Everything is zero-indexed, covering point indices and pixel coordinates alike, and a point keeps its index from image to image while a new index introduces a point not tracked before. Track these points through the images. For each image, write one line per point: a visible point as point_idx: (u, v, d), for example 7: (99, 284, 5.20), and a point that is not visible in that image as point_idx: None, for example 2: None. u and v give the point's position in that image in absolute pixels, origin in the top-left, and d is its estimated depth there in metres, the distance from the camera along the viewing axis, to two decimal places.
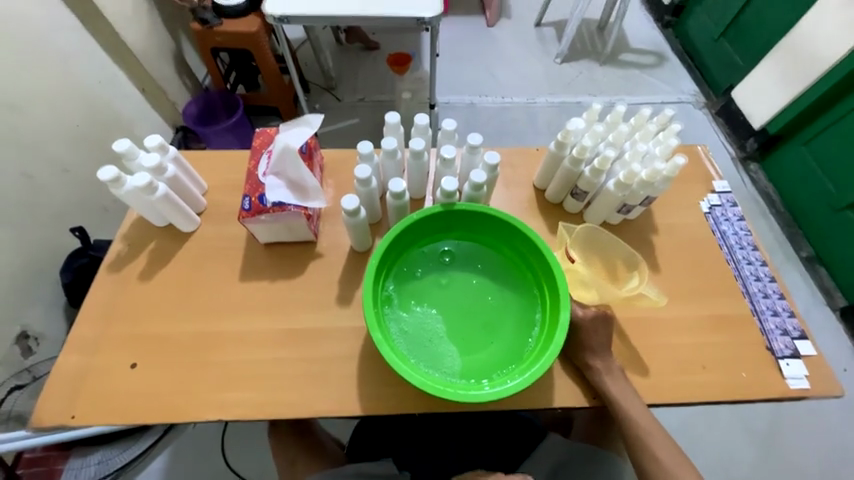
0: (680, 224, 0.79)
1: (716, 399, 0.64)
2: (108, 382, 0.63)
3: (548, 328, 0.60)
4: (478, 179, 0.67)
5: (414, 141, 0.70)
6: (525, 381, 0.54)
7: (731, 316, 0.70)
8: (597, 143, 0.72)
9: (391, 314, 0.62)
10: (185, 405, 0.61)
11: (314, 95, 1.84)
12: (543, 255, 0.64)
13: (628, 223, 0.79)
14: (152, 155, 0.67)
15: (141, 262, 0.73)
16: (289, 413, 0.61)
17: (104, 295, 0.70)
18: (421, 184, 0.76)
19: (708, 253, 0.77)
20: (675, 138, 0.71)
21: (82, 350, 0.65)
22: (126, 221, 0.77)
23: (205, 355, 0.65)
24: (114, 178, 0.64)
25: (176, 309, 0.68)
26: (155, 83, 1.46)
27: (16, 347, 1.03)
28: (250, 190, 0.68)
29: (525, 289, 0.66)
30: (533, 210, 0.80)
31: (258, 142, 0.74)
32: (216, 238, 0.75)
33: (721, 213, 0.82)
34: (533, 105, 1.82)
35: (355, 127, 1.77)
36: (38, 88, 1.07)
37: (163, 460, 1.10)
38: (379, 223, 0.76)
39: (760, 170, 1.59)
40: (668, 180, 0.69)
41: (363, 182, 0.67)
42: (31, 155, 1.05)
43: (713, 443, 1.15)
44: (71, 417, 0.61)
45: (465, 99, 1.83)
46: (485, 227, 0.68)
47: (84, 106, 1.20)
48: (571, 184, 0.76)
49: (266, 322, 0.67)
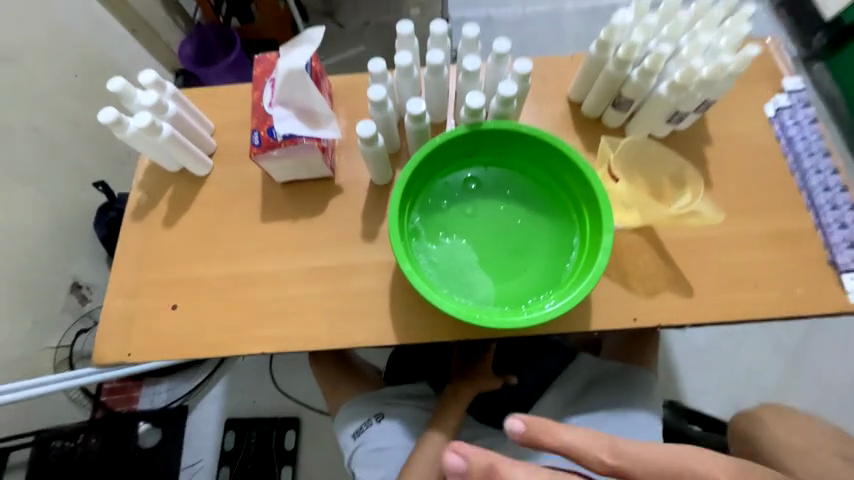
0: (739, 132, 0.69)
1: (765, 317, 0.61)
2: (153, 323, 0.66)
3: (589, 251, 0.57)
4: (507, 93, 0.59)
5: (432, 53, 0.61)
6: (566, 305, 0.53)
7: (791, 232, 0.64)
8: (648, 38, 0.61)
9: (419, 247, 0.60)
10: (228, 341, 0.64)
11: (313, 22, 1.67)
12: (582, 175, 0.58)
13: (678, 135, 0.69)
14: (150, 93, 0.63)
15: (162, 209, 0.72)
16: (326, 345, 0.63)
17: (133, 243, 0.70)
18: (442, 105, 0.68)
19: (770, 162, 0.68)
20: (746, 23, 0.59)
21: (124, 296, 0.67)
22: (140, 168, 0.74)
23: (240, 295, 0.66)
24: (115, 120, 0.60)
25: (205, 253, 0.69)
26: (145, 23, 1.33)
27: (72, 297, 1.11)
28: (257, 123, 0.63)
29: (560, 212, 0.61)
30: (567, 127, 0.71)
31: (259, 70, 0.67)
32: (231, 180, 0.72)
33: (790, 116, 0.70)
34: (560, 13, 1.59)
35: (362, 55, 1.61)
36: (24, 34, 0.99)
37: (221, 389, 1.21)
38: (399, 153, 0.70)
39: (824, 71, 1.37)
40: (733, 78, 0.59)
41: (378, 105, 0.61)
42: (38, 111, 1.02)
43: (744, 361, 1.15)
44: (128, 355, 0.65)
45: (481, 12, 1.60)
46: (515, 147, 0.62)
47: (75, 50, 1.12)
48: (613, 93, 0.66)
49: (293, 261, 0.67)
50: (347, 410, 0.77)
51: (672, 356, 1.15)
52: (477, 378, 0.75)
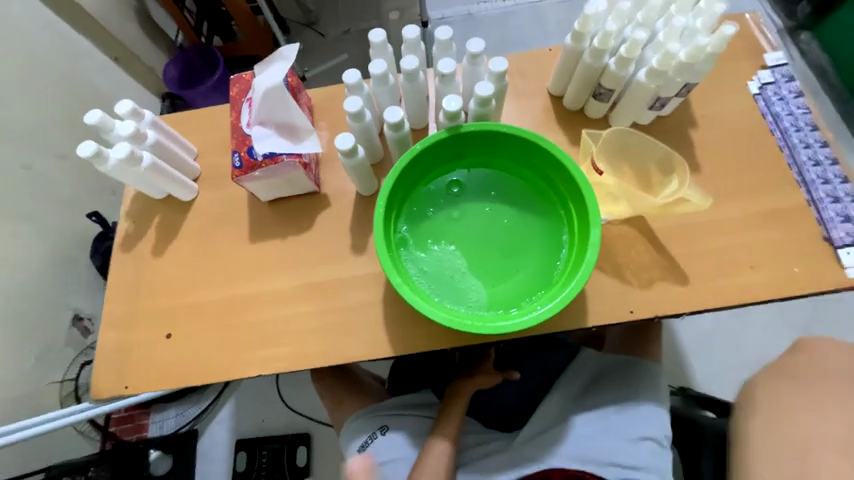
0: (724, 113, 0.69)
1: (764, 298, 0.60)
2: (150, 353, 0.65)
3: (579, 247, 0.56)
4: (484, 93, 0.58)
5: (405, 59, 0.60)
6: (558, 304, 0.52)
7: (784, 210, 0.63)
8: (623, 26, 0.60)
9: (408, 256, 0.59)
10: (226, 365, 0.64)
11: (294, 34, 1.67)
12: (566, 171, 0.57)
13: (662, 121, 0.69)
14: (128, 122, 0.62)
15: (151, 237, 0.72)
16: (323, 363, 0.62)
17: (125, 274, 0.70)
18: (421, 110, 0.67)
19: (758, 142, 0.67)
20: (719, 2, 0.58)
21: (118, 328, 0.67)
22: (126, 198, 0.74)
23: (234, 319, 0.66)
24: (95, 153, 0.59)
25: (196, 279, 0.68)
26: (128, 50, 1.34)
27: (75, 330, 1.11)
28: (237, 144, 0.63)
29: (548, 209, 0.61)
30: (549, 122, 0.71)
31: (235, 90, 0.67)
32: (217, 203, 0.72)
33: (774, 91, 0.69)
34: (540, 5, 1.58)
35: (344, 64, 1.61)
36: (8, 73, 1.00)
37: (231, 409, 1.21)
38: (382, 162, 0.70)
39: (812, 39, 1.36)
40: (712, 59, 0.58)
41: (356, 117, 0.60)
42: (27, 148, 1.02)
43: (751, 340, 1.13)
44: (126, 387, 0.65)
45: (461, 11, 1.60)
46: (497, 148, 0.61)
47: (60, 84, 1.12)
48: (592, 84, 0.65)
49: (285, 280, 0.67)
50: (352, 424, 0.77)
51: (678, 341, 1.14)
52: (475, 374, 0.74)
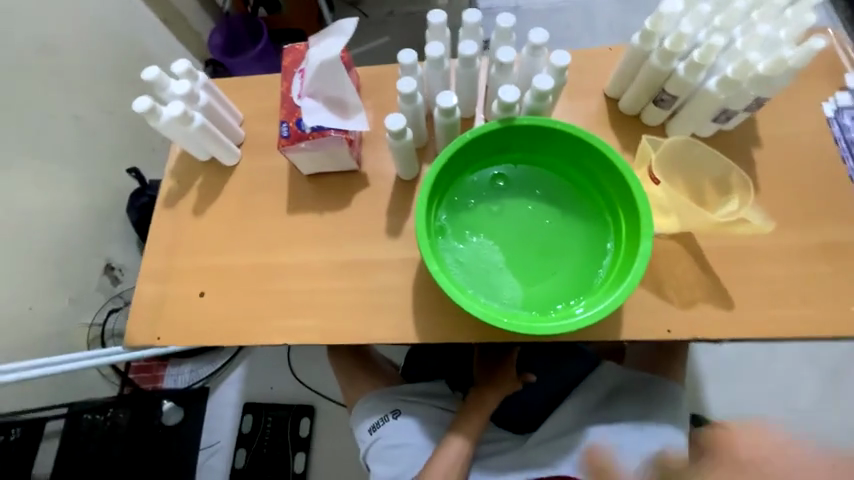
0: (792, 134, 0.64)
1: (813, 333, 0.56)
2: (182, 309, 0.67)
3: (624, 256, 0.54)
4: (543, 86, 0.56)
5: (465, 44, 0.59)
6: (598, 312, 0.50)
7: (847, 243, 0.59)
8: (698, 29, 0.56)
9: (445, 245, 0.58)
10: (253, 330, 0.65)
11: (339, 11, 1.66)
12: (619, 176, 0.55)
13: (724, 135, 0.65)
14: (182, 82, 0.63)
15: (192, 197, 0.73)
16: (347, 340, 0.63)
17: (165, 230, 0.72)
18: (472, 98, 0.66)
19: (826, 167, 0.63)
20: (811, 13, 0.54)
21: (154, 281, 0.69)
22: (172, 156, 0.76)
23: (264, 286, 0.66)
24: (150, 109, 0.60)
25: (231, 242, 0.69)
26: (177, 11, 1.36)
27: (106, 277, 1.15)
28: (286, 115, 0.63)
29: (594, 213, 0.59)
30: (602, 124, 0.68)
31: (288, 60, 0.67)
32: (258, 171, 0.73)
33: (852, 116, 0.65)
34: (594, 2, 1.52)
35: (385, 45, 1.59)
36: (65, 23, 1.03)
37: (240, 374, 1.24)
38: (425, 148, 0.69)
39: None
40: (792, 73, 0.54)
41: (408, 98, 0.59)
42: (77, 98, 1.06)
43: (778, 375, 1.09)
44: (157, 338, 0.67)
45: (510, 1, 1.55)
46: (547, 144, 0.59)
47: (113, 39, 1.15)
48: (655, 89, 0.62)
49: (317, 255, 0.67)
50: (365, 404, 0.78)
51: (698, 365, 1.11)
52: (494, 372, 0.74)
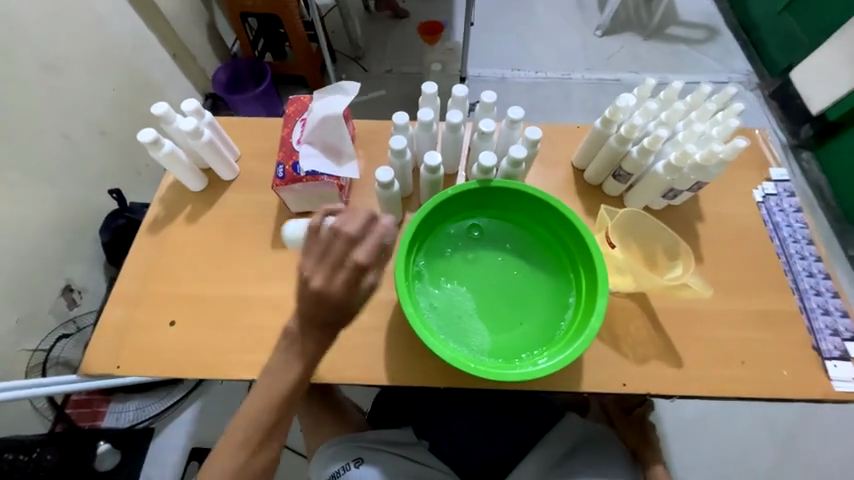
0: (727, 214, 0.74)
1: (752, 395, 0.62)
2: (150, 337, 0.66)
3: (584, 312, 0.59)
4: (517, 155, 0.64)
5: (451, 113, 0.67)
6: (559, 364, 0.54)
7: (777, 313, 0.66)
8: (648, 120, 0.67)
9: (421, 289, 0.62)
10: (222, 363, 0.64)
11: (341, 64, 1.80)
12: (581, 238, 0.62)
13: (671, 209, 0.74)
14: (189, 119, 0.68)
15: (178, 225, 0.75)
16: (317, 379, 0.63)
17: (145, 254, 0.72)
18: (456, 158, 0.73)
19: (757, 246, 0.72)
20: (736, 118, 0.65)
21: (125, 306, 0.68)
22: (164, 184, 0.78)
23: (240, 318, 0.67)
24: (153, 140, 0.66)
25: (215, 271, 0.70)
26: (186, 49, 1.45)
27: (62, 299, 1.09)
28: (284, 157, 0.68)
29: (558, 269, 0.64)
30: (570, 190, 0.76)
31: (291, 109, 0.73)
32: (248, 205, 0.76)
33: (776, 203, 0.76)
34: (569, 81, 1.73)
35: (381, 99, 1.73)
36: (75, 50, 1.08)
37: (193, 413, 1.17)
38: (410, 198, 0.74)
39: (812, 160, 1.50)
40: (724, 164, 0.64)
41: (398, 153, 0.66)
42: (72, 119, 1.08)
43: (734, 438, 1.13)
44: (117, 367, 0.65)
45: (497, 73, 1.74)
46: (519, 205, 0.66)
47: (118, 69, 1.20)
48: (614, 165, 0.71)
49: (297, 290, 0.69)
50: (325, 450, 0.75)
51: (660, 426, 1.13)
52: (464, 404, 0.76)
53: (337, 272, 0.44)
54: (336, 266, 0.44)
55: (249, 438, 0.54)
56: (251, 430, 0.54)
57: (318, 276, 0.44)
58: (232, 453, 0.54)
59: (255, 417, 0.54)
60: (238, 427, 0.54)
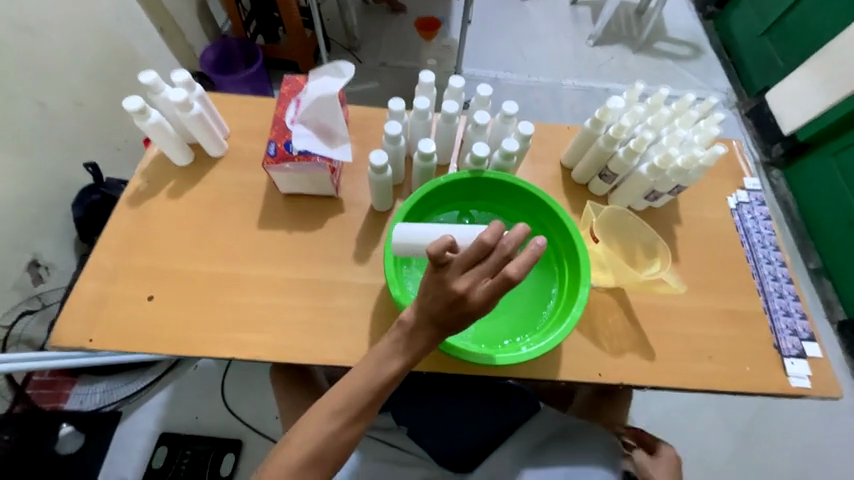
0: (703, 217, 0.78)
1: (718, 388, 0.65)
2: (126, 311, 0.64)
3: (565, 302, 0.61)
4: (509, 148, 0.65)
5: (447, 103, 0.68)
6: (539, 350, 0.56)
7: (744, 313, 0.70)
8: (634, 123, 0.69)
9: (409, 274, 0.64)
10: (201, 341, 0.63)
11: (335, 53, 1.78)
12: (566, 230, 0.64)
13: (652, 211, 0.77)
14: (179, 90, 0.66)
15: (160, 199, 0.72)
16: (299, 360, 0.62)
17: (124, 227, 0.70)
18: (449, 148, 0.74)
19: (728, 249, 0.76)
20: (716, 127, 0.68)
21: (101, 278, 0.66)
22: (147, 157, 0.76)
23: (222, 296, 0.66)
24: (140, 109, 0.64)
25: (198, 248, 0.69)
26: (174, 23, 1.41)
27: (28, 275, 1.03)
28: (276, 135, 0.67)
29: (544, 261, 0.67)
30: (557, 187, 0.78)
31: (286, 88, 0.72)
32: (235, 183, 0.74)
33: (748, 210, 0.80)
34: (560, 87, 1.77)
35: (375, 91, 1.72)
36: (54, 13, 1.02)
37: (164, 399, 1.13)
38: (401, 185, 0.75)
39: (781, 177, 1.58)
40: (703, 169, 0.67)
41: (392, 139, 0.66)
42: (47, 85, 1.02)
43: (699, 439, 1.18)
44: (89, 341, 0.62)
45: (490, 73, 1.76)
46: (509, 197, 0.68)
47: (101, 38, 1.15)
48: (600, 165, 0.74)
49: (282, 271, 0.68)
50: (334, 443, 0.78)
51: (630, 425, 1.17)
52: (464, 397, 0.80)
53: (483, 280, 0.44)
54: (484, 274, 0.44)
55: (337, 417, 0.50)
56: (344, 407, 0.50)
57: (462, 281, 0.44)
58: (320, 426, 0.50)
59: (352, 395, 0.50)
60: (326, 405, 0.51)
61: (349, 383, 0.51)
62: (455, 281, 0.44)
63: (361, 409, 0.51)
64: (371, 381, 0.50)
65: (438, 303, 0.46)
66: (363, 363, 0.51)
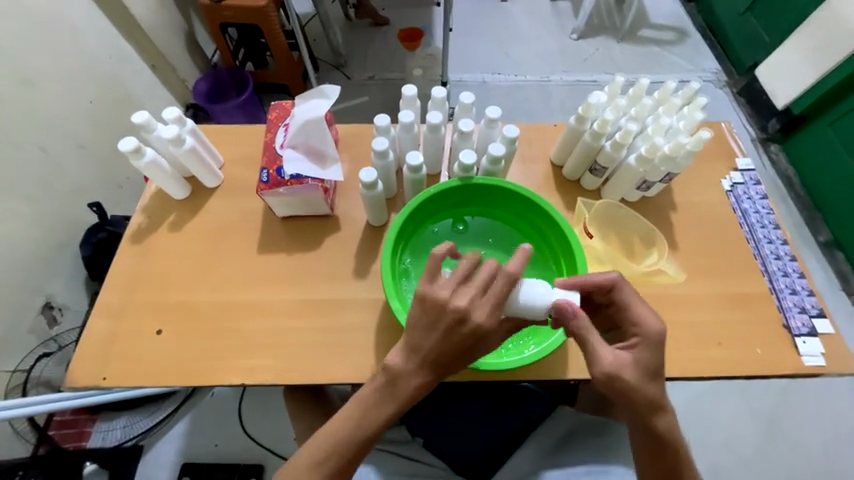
0: (699, 202, 0.78)
1: (730, 374, 0.64)
2: (136, 346, 0.65)
3: None
4: (496, 152, 0.66)
5: (432, 114, 0.69)
6: (543, 351, 0.57)
7: (749, 294, 0.70)
8: (618, 116, 0.70)
9: (407, 286, 0.64)
10: (211, 370, 0.64)
11: (323, 72, 1.81)
12: (559, 229, 0.64)
13: (647, 201, 0.77)
14: (170, 127, 0.68)
15: (161, 234, 0.74)
16: (308, 380, 0.63)
17: (128, 264, 0.72)
18: (438, 158, 0.75)
19: (727, 232, 0.75)
20: (700, 112, 0.69)
21: (110, 316, 0.67)
22: (146, 194, 0.78)
23: (228, 324, 0.67)
24: (134, 149, 0.66)
25: (201, 278, 0.70)
26: (165, 60, 1.44)
27: (42, 317, 1.05)
28: (268, 162, 0.69)
29: (541, 262, 0.67)
30: (550, 186, 0.79)
31: (274, 115, 0.74)
32: (232, 211, 0.76)
33: (743, 191, 0.80)
34: (547, 83, 1.78)
35: (365, 105, 1.75)
36: (51, 64, 1.06)
37: (183, 427, 1.14)
38: (395, 198, 0.76)
39: (781, 151, 1.57)
40: (692, 155, 0.67)
41: (380, 155, 0.67)
42: (48, 133, 1.05)
43: (721, 423, 1.16)
44: (103, 378, 0.64)
45: (477, 76, 1.78)
46: (501, 201, 0.69)
47: (96, 82, 1.19)
48: (590, 160, 0.74)
49: (285, 294, 0.69)
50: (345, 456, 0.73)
51: None
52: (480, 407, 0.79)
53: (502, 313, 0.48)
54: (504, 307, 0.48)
55: (320, 465, 0.50)
56: (327, 457, 0.50)
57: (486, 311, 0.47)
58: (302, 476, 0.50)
59: (335, 443, 0.50)
60: (307, 454, 0.51)
61: (336, 428, 0.51)
62: (476, 312, 0.46)
63: (345, 458, 0.50)
64: (359, 432, 0.50)
65: (434, 336, 0.47)
66: (349, 408, 0.52)
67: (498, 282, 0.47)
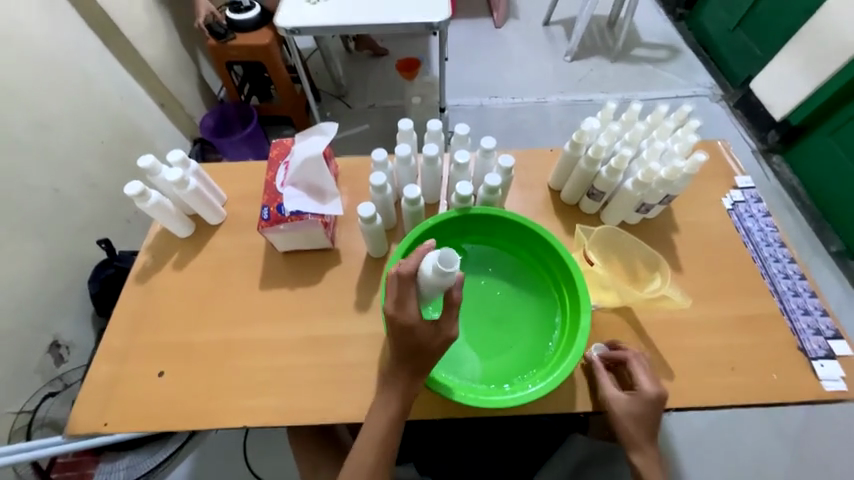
0: (701, 222, 0.77)
1: (747, 401, 0.62)
2: (138, 390, 0.65)
3: (569, 331, 0.61)
4: (493, 183, 0.67)
5: (427, 147, 0.70)
6: (548, 386, 0.55)
7: (760, 316, 0.68)
8: (613, 141, 0.71)
9: None
10: (211, 412, 0.63)
11: (325, 103, 1.87)
12: (560, 257, 0.64)
13: (647, 223, 0.77)
14: (175, 170, 0.70)
15: (165, 274, 0.75)
16: (309, 420, 0.62)
17: (132, 305, 0.72)
18: (436, 188, 0.76)
19: (732, 252, 0.74)
20: (694, 134, 0.69)
21: (114, 359, 0.68)
22: (151, 233, 0.79)
23: (229, 363, 0.66)
24: (139, 193, 0.67)
25: (204, 317, 0.70)
26: (173, 99, 1.50)
27: (49, 356, 1.06)
28: (269, 199, 0.70)
29: (544, 290, 0.67)
30: (548, 211, 0.79)
31: (275, 153, 0.76)
32: (235, 248, 0.77)
33: (745, 209, 0.79)
34: (544, 105, 1.81)
35: (366, 132, 1.79)
36: (64, 109, 1.11)
37: (188, 466, 1.13)
38: (394, 229, 0.77)
39: (783, 163, 1.56)
40: (689, 178, 0.67)
41: (378, 189, 0.68)
42: (61, 173, 1.09)
43: (746, 449, 1.10)
44: (104, 424, 0.63)
45: (475, 101, 1.83)
46: (500, 230, 0.69)
47: (107, 124, 1.24)
48: (587, 185, 0.74)
49: (286, 330, 0.69)
50: None
51: (669, 442, 1.10)
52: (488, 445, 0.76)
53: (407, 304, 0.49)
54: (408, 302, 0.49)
55: None
56: None
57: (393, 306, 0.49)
58: None
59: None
60: None
61: None
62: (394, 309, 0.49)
63: None
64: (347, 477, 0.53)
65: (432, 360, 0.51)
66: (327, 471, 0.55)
67: (411, 261, 0.48)
